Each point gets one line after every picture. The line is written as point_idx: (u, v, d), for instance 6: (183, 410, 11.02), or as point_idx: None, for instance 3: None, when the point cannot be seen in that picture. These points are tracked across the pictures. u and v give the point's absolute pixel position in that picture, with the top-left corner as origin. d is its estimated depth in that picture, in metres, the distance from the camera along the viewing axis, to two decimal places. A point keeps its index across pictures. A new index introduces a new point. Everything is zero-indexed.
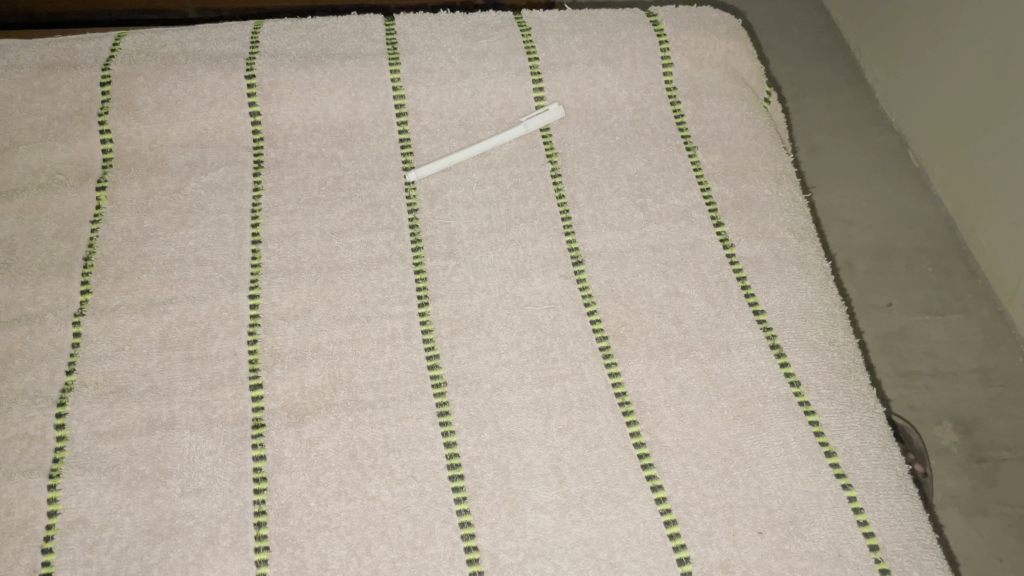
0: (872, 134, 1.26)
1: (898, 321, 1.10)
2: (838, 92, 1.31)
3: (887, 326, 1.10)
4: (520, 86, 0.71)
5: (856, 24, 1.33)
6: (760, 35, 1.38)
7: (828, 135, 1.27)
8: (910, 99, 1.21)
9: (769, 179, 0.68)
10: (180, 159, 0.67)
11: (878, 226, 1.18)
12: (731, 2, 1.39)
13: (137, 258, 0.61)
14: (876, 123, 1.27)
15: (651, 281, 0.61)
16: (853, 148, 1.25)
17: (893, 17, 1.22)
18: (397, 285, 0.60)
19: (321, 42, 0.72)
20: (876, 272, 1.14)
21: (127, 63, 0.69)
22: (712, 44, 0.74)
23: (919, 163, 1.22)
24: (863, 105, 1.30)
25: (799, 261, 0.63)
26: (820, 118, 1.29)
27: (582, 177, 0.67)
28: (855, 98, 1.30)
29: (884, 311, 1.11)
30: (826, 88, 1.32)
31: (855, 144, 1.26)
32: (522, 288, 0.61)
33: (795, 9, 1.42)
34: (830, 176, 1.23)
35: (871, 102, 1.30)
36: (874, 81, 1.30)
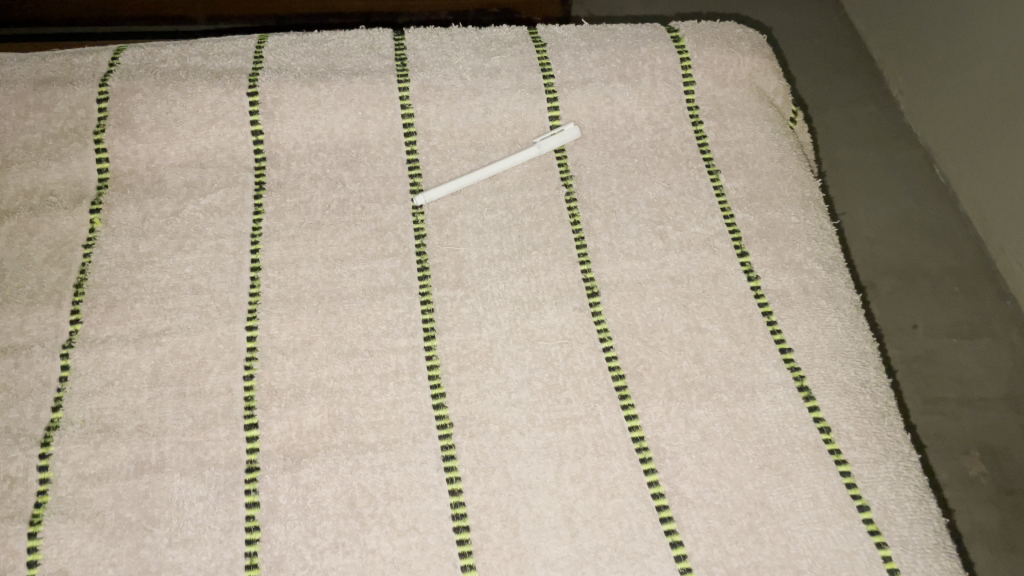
0: (898, 148, 1.22)
1: (925, 345, 1.06)
2: (861, 104, 1.27)
3: (913, 350, 1.05)
4: (534, 104, 0.68)
5: (880, 33, 1.28)
6: (780, 44, 1.33)
7: (850, 148, 1.23)
8: (937, 112, 1.17)
9: (796, 205, 0.65)
10: (179, 180, 0.64)
11: (903, 244, 1.13)
12: (750, 11, 1.35)
13: (130, 285, 0.58)
14: (902, 135, 1.23)
15: (671, 315, 0.57)
16: (876, 163, 1.21)
17: (920, 25, 1.18)
18: (402, 317, 0.57)
19: (327, 57, 0.69)
20: (902, 294, 1.10)
21: (126, 79, 0.66)
22: (736, 61, 0.70)
23: (945, 178, 1.17)
24: (887, 116, 1.25)
25: (827, 294, 0.60)
26: (843, 131, 1.24)
27: (599, 202, 0.64)
28: (878, 110, 1.26)
29: (910, 334, 1.07)
30: (850, 99, 1.27)
31: (880, 158, 1.21)
32: (534, 321, 0.57)
33: (817, 16, 1.36)
34: (852, 192, 1.19)
35: (895, 114, 1.25)
36: (899, 92, 1.25)
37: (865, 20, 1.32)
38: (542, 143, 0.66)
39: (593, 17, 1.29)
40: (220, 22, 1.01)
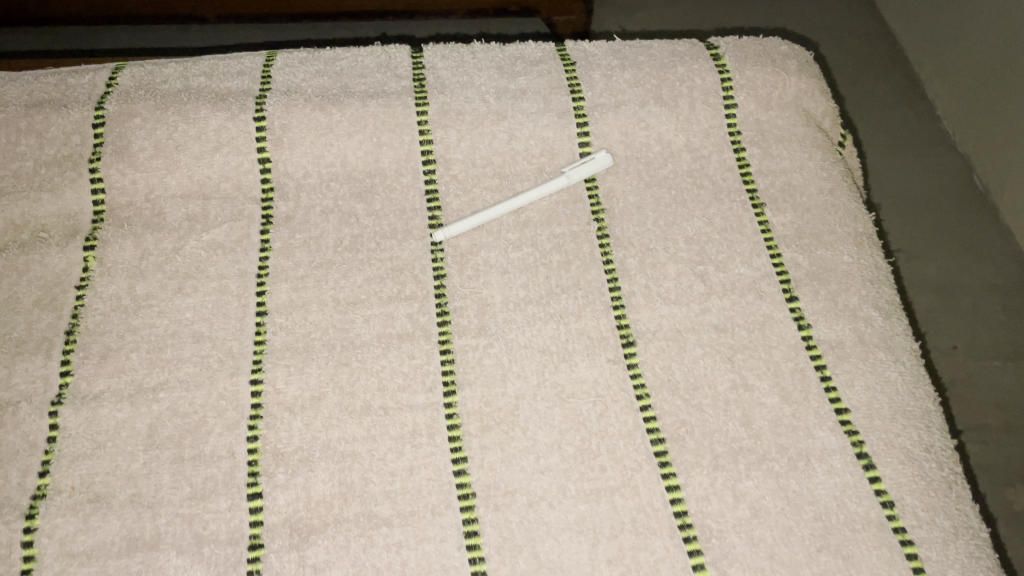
0: (935, 155, 1.15)
1: (966, 367, 0.98)
2: (898, 107, 1.20)
3: (952, 371, 0.98)
4: (563, 130, 0.63)
5: (918, 34, 1.21)
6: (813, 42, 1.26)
7: (885, 155, 1.16)
8: (979, 118, 1.10)
9: (849, 242, 0.59)
10: (179, 213, 0.59)
11: (942, 259, 1.07)
12: (781, 9, 1.29)
13: (125, 333, 0.53)
14: (940, 143, 1.16)
15: (715, 370, 0.52)
16: (913, 171, 1.14)
17: (963, 24, 1.11)
18: (420, 369, 0.52)
19: (339, 77, 0.64)
20: (941, 312, 1.03)
21: (124, 101, 0.62)
22: (782, 81, 0.65)
23: (986, 188, 1.10)
24: (924, 121, 1.18)
25: (885, 345, 0.55)
26: (879, 137, 1.17)
27: (633, 239, 0.59)
28: (915, 114, 1.19)
29: (949, 355, 0.99)
30: (885, 103, 1.20)
31: (917, 165, 1.14)
32: (564, 375, 0.52)
33: (853, 15, 1.29)
34: (886, 201, 1.12)
35: (933, 119, 1.18)
36: (937, 97, 1.18)
37: (902, 20, 1.25)
38: (571, 173, 0.61)
39: (626, 31, 1.24)
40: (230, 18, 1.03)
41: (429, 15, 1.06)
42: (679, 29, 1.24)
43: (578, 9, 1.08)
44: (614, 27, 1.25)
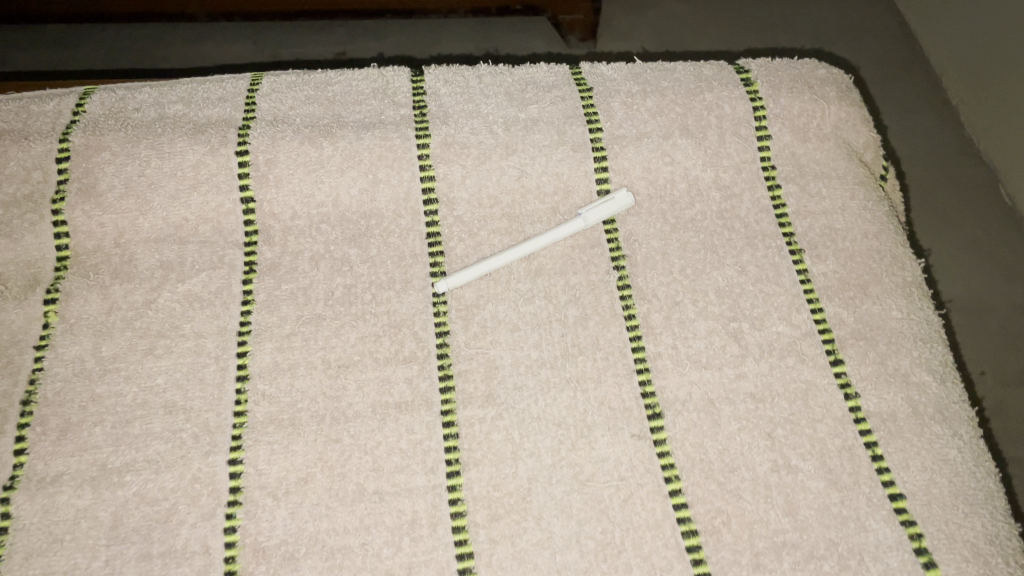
0: (958, 166, 1.03)
1: (995, 394, 0.89)
2: (917, 108, 1.07)
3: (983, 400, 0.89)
4: (579, 165, 0.57)
5: (939, 31, 1.09)
6: (825, 35, 1.14)
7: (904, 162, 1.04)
8: (1005, 127, 0.98)
9: (897, 294, 0.53)
10: (152, 259, 0.53)
11: (968, 279, 0.96)
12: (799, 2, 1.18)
13: (88, 403, 0.47)
14: (962, 149, 1.04)
15: (753, 449, 0.47)
16: (933, 180, 1.02)
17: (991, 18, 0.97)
18: (420, 445, 0.47)
19: (332, 105, 0.58)
20: (969, 335, 0.92)
21: (91, 133, 0.55)
22: (819, 111, 0.59)
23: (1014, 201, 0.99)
24: (945, 125, 1.06)
25: (941, 416, 0.49)
26: (898, 146, 1.05)
27: (658, 291, 0.53)
28: (936, 117, 1.07)
29: (977, 381, 0.89)
30: (904, 104, 1.08)
31: (938, 174, 1.02)
32: (583, 453, 0.46)
33: (876, 12, 1.16)
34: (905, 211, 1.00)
35: (955, 122, 1.06)
36: (959, 102, 1.06)
37: (920, 16, 1.12)
38: (588, 216, 0.55)
39: (649, 52, 1.11)
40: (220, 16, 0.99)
41: (430, 13, 1.02)
42: (709, 50, 1.11)
43: (586, 8, 1.02)
44: (635, 48, 1.12)
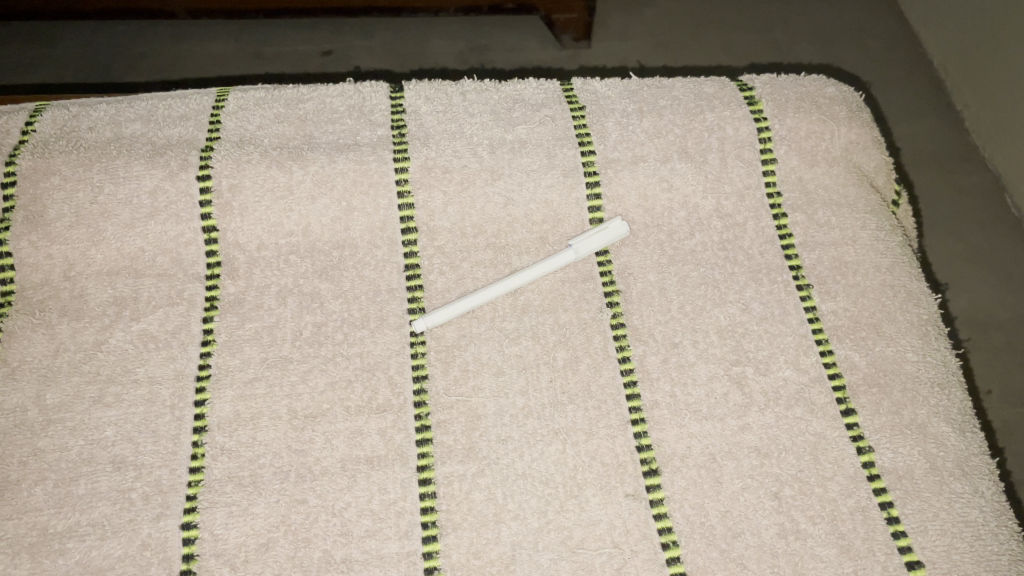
0: (963, 173, 0.97)
1: (999, 415, 0.83)
2: (920, 112, 1.02)
3: (990, 420, 0.83)
4: (570, 192, 0.53)
5: (944, 32, 1.03)
6: (828, 36, 1.09)
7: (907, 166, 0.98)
8: (1014, 133, 0.92)
9: (914, 334, 0.49)
10: (104, 294, 0.48)
11: (975, 290, 0.90)
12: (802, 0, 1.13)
13: (30, 458, 0.43)
14: (966, 156, 0.98)
15: (757, 512, 0.43)
16: (936, 187, 0.96)
17: (1001, 17, 0.92)
18: (394, 506, 0.43)
19: (303, 124, 0.54)
20: (974, 350, 0.86)
21: (40, 154, 0.51)
22: (829, 133, 0.55)
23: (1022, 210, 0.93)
24: (949, 130, 1.00)
25: (961, 471, 0.45)
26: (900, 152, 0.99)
27: (655, 331, 0.48)
28: (940, 121, 1.01)
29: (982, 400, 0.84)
30: (907, 108, 1.02)
31: (942, 180, 0.97)
32: (573, 515, 0.43)
33: (874, 16, 1.11)
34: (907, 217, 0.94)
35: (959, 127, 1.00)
36: (964, 107, 1.00)
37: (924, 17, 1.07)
38: (580, 248, 0.51)
39: (645, 67, 1.05)
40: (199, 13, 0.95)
41: (419, 11, 0.97)
42: (707, 65, 1.05)
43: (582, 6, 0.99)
44: (630, 63, 1.06)
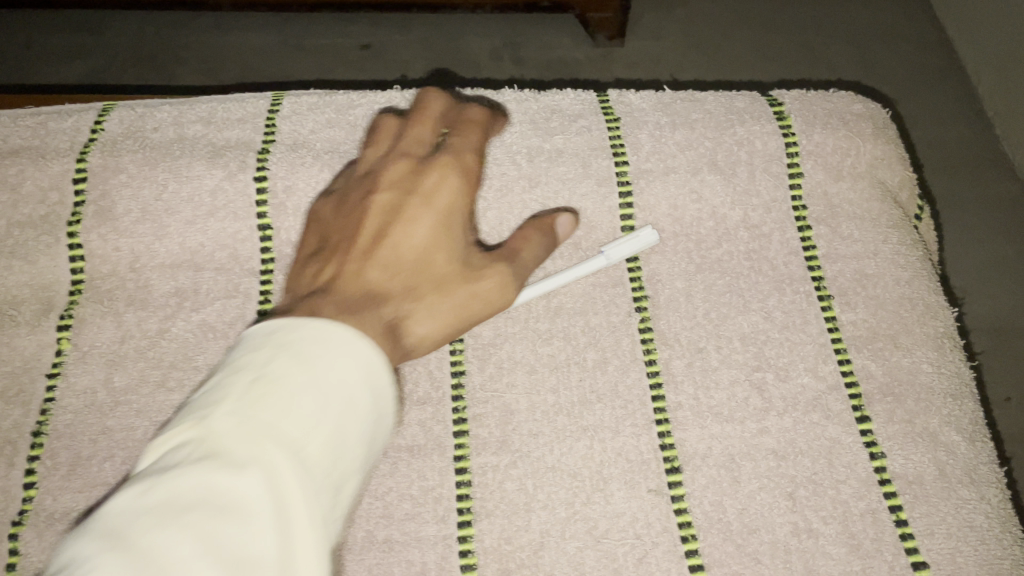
0: (991, 181, 0.98)
1: (1016, 422, 0.86)
2: (952, 119, 1.02)
3: (1010, 427, 0.85)
4: (604, 201, 0.55)
5: (975, 39, 1.03)
6: (863, 39, 1.09)
7: (936, 174, 0.99)
8: None
9: (930, 346, 0.51)
10: (167, 285, 0.52)
11: (997, 297, 0.91)
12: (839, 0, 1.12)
13: (100, 436, 0.48)
14: (995, 164, 0.99)
15: (772, 511, 0.46)
16: (965, 195, 0.97)
17: None
18: (432, 493, 0.46)
19: (353, 129, 0.57)
20: (993, 357, 0.88)
21: (109, 153, 0.55)
22: (854, 149, 0.57)
23: None
24: (979, 137, 1.01)
25: (969, 479, 0.47)
26: (929, 160, 1.00)
27: (681, 335, 0.51)
28: (970, 129, 1.01)
29: (1000, 408, 0.86)
30: (937, 115, 1.03)
31: (970, 188, 0.97)
32: (597, 508, 0.46)
33: (910, 18, 1.10)
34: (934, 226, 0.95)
35: (989, 133, 1.01)
36: (995, 114, 1.00)
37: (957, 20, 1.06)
38: (611, 255, 0.53)
39: (678, 80, 1.06)
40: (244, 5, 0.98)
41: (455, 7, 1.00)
42: (740, 77, 1.06)
43: (616, 6, 1.01)
44: (662, 76, 1.07)
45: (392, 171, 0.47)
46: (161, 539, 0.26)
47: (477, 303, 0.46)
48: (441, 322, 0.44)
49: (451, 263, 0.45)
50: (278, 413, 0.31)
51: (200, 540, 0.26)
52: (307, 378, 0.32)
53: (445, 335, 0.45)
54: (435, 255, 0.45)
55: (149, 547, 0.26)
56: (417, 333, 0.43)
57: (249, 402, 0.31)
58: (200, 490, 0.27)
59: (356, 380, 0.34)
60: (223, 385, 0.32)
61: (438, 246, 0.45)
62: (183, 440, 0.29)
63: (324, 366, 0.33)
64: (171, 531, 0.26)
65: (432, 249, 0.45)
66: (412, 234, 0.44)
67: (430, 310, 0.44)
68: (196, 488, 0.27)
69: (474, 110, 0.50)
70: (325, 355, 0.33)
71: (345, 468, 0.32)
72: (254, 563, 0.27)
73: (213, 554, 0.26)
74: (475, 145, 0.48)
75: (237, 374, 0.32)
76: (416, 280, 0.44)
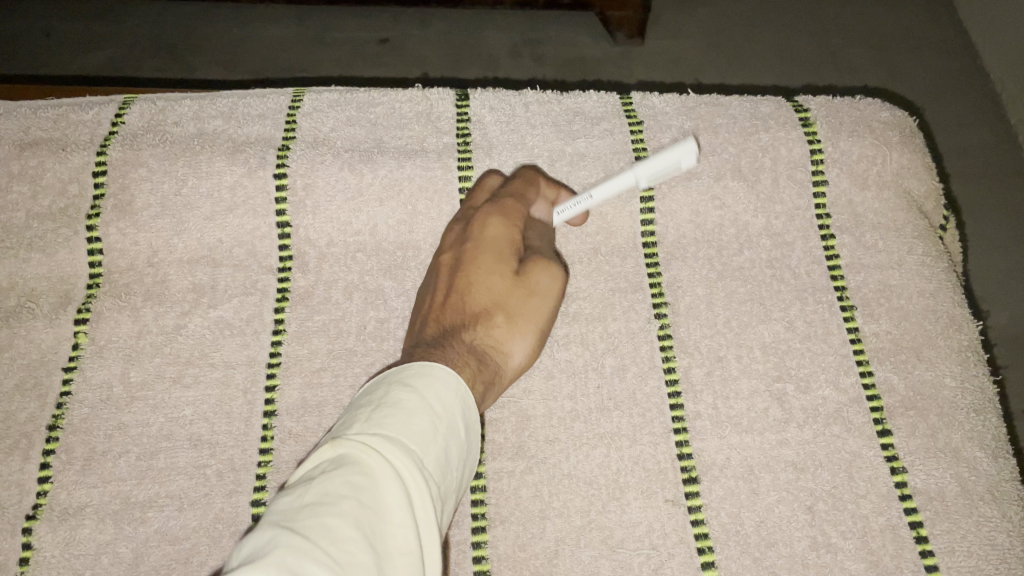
0: (1015, 190, 0.96)
1: None
2: (976, 127, 1.01)
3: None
4: (625, 205, 0.55)
5: (1000, 46, 1.02)
6: (888, 43, 1.07)
7: (960, 182, 0.98)
8: None
9: (954, 359, 0.50)
10: (184, 281, 0.52)
11: (1018, 308, 0.90)
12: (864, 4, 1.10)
13: (114, 431, 0.47)
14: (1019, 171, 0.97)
15: (790, 524, 0.45)
16: (988, 204, 0.96)
17: None
18: None
19: (374, 128, 0.57)
20: (1015, 368, 0.87)
21: (129, 146, 0.54)
22: (880, 157, 0.56)
23: None
24: (1003, 145, 0.99)
25: (991, 496, 0.46)
26: (952, 169, 0.99)
27: (701, 344, 0.51)
28: (995, 136, 1.00)
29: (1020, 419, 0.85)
30: (962, 122, 1.01)
31: (994, 197, 0.96)
32: (613, 516, 0.46)
33: (935, 23, 1.08)
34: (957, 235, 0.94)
35: (1014, 141, 0.99)
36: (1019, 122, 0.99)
37: (983, 25, 1.05)
38: (642, 176, 0.50)
39: (700, 83, 1.05)
40: None
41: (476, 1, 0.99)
42: (763, 79, 1.05)
43: (635, 5, 1.01)
44: (684, 79, 1.06)
45: (451, 229, 0.49)
46: (326, 524, 0.27)
47: (539, 308, 0.46)
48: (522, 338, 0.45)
49: (508, 283, 0.46)
50: (406, 430, 0.33)
51: (357, 523, 0.28)
52: (418, 399, 0.34)
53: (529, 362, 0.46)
54: (494, 282, 0.46)
55: (316, 533, 0.27)
56: (508, 365, 0.44)
57: (370, 428, 0.32)
58: (346, 480, 0.29)
59: (457, 408, 0.36)
60: (349, 421, 0.34)
61: (494, 273, 0.46)
62: (326, 453, 0.31)
63: (433, 389, 0.35)
64: (332, 517, 0.28)
65: (492, 272, 0.46)
66: (472, 275, 0.46)
67: (510, 329, 0.45)
68: (342, 479, 0.29)
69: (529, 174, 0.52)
70: (432, 384, 0.35)
71: (452, 487, 0.34)
72: (399, 549, 0.28)
73: (366, 538, 0.27)
74: (523, 192, 0.50)
75: (359, 408, 0.34)
76: (490, 302, 0.45)
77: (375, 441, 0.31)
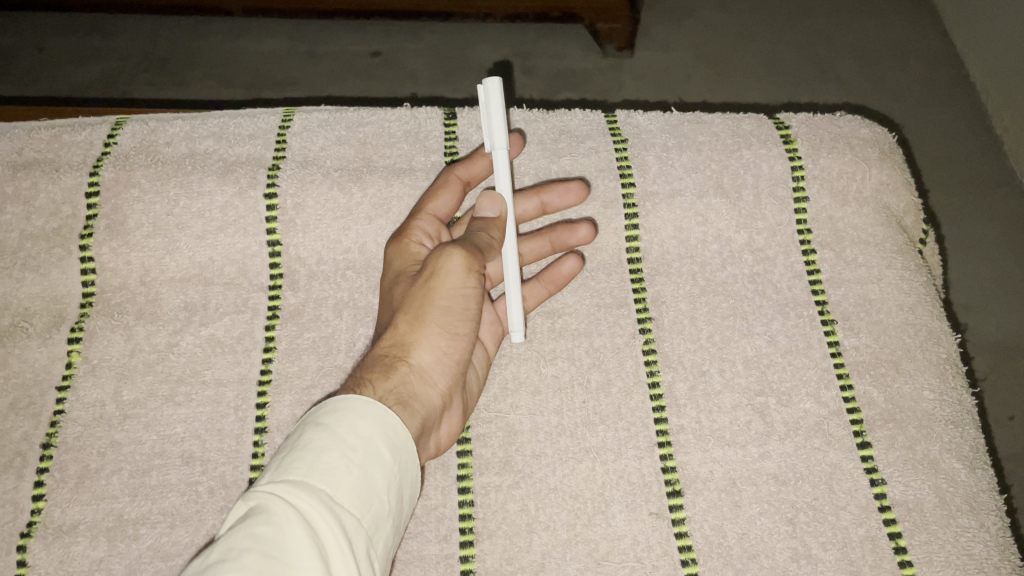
0: (1000, 199, 0.97)
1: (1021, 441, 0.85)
2: (960, 138, 1.02)
3: (1015, 447, 0.85)
4: (609, 222, 0.56)
5: (985, 59, 1.03)
6: (873, 56, 1.09)
7: (945, 192, 0.99)
8: None
9: (932, 372, 0.51)
10: (176, 299, 0.53)
11: (1002, 317, 0.91)
12: (850, 16, 1.12)
13: (107, 449, 0.48)
14: (1003, 182, 0.98)
15: (771, 536, 0.46)
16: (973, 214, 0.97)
17: None
18: (434, 512, 0.47)
19: (363, 147, 0.58)
20: (1000, 376, 0.88)
21: (121, 166, 0.55)
22: (860, 174, 0.57)
23: None
24: (988, 156, 1.01)
25: (969, 507, 0.47)
26: (937, 180, 1.00)
27: (684, 358, 0.51)
28: (979, 147, 1.01)
29: (1004, 427, 0.86)
30: (947, 134, 1.03)
31: (978, 208, 0.97)
32: (598, 530, 0.46)
33: (920, 35, 1.10)
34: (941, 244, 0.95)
35: (998, 152, 1.01)
36: (1004, 132, 1.00)
37: (968, 38, 1.06)
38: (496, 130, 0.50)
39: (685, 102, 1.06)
40: (256, 13, 0.99)
41: (466, 16, 1.00)
42: (749, 91, 1.06)
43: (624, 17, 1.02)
44: (670, 98, 1.06)
45: None
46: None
47: (434, 292, 0.46)
48: (424, 326, 0.46)
49: (406, 287, 0.48)
50: (318, 476, 0.35)
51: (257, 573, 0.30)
52: (330, 439, 0.37)
53: (450, 345, 0.46)
54: (398, 291, 0.49)
55: None
56: (417, 356, 0.45)
57: (281, 477, 0.35)
58: (249, 534, 0.32)
59: (376, 439, 0.38)
60: (269, 470, 0.37)
61: (397, 285, 0.49)
62: (241, 509, 0.34)
63: (346, 426, 0.37)
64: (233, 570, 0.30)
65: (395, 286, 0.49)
66: (384, 296, 0.50)
67: (410, 325, 0.46)
68: (246, 533, 0.32)
69: (472, 167, 0.55)
70: (344, 418, 0.38)
71: (376, 519, 0.36)
72: None
73: None
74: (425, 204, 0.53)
75: (277, 457, 0.37)
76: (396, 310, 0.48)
77: (283, 493, 0.34)
